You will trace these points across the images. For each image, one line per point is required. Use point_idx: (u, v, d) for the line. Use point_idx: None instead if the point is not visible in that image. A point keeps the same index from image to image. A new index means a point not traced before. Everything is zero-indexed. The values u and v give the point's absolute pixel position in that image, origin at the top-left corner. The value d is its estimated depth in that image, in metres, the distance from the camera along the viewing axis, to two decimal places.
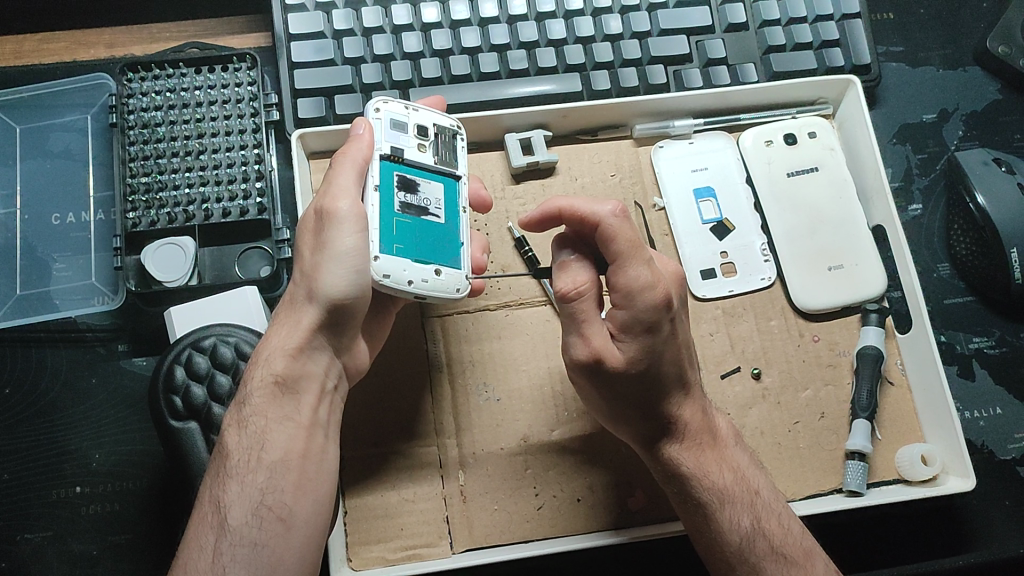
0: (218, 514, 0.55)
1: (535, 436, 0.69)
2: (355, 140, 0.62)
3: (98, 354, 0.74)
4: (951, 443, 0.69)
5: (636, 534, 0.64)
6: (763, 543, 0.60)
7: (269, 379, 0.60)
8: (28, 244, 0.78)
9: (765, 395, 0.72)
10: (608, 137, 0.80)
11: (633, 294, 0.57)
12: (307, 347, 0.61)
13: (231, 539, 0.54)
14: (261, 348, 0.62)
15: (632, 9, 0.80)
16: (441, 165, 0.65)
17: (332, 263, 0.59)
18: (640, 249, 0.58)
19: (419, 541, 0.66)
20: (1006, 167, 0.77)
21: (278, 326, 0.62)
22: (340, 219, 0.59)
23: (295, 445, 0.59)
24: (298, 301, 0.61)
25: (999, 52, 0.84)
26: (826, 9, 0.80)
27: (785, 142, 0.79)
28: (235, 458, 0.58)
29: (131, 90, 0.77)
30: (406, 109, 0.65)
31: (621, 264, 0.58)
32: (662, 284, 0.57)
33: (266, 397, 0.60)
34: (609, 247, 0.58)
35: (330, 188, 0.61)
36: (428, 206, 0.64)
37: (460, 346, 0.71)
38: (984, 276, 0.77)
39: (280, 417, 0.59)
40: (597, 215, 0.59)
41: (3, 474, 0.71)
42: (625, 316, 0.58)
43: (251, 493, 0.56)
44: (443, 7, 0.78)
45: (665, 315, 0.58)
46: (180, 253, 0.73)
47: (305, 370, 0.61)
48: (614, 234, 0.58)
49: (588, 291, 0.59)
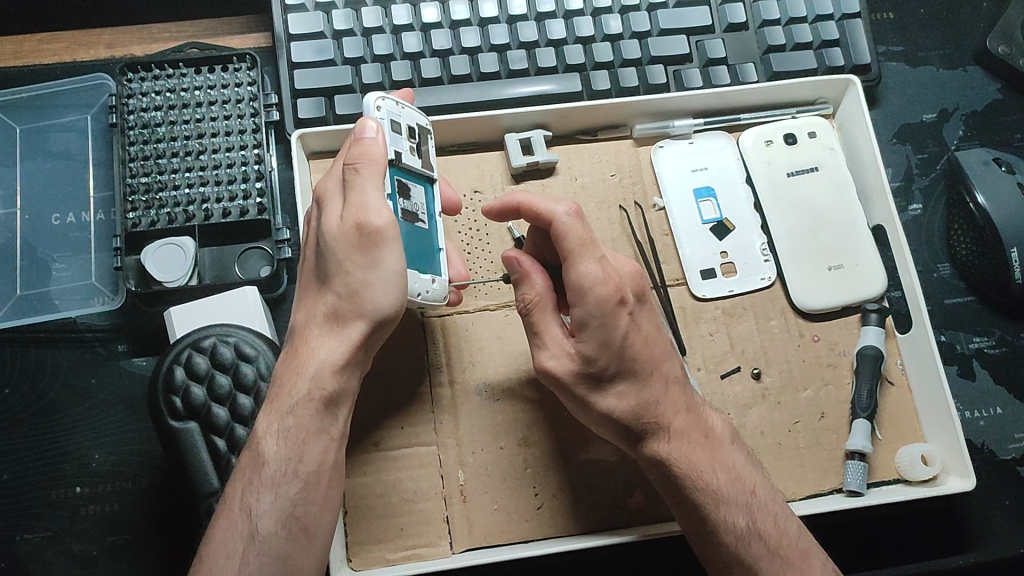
0: (250, 523, 0.55)
1: (535, 436, 0.69)
2: (371, 144, 0.61)
3: (97, 354, 0.74)
4: (951, 443, 0.69)
5: (641, 533, 0.64)
6: (763, 543, 0.60)
7: (317, 395, 0.58)
8: (27, 244, 0.78)
9: (765, 395, 0.72)
10: (608, 137, 0.80)
11: (584, 289, 0.59)
12: (352, 363, 0.60)
13: (260, 548, 0.55)
14: (300, 361, 0.59)
15: (632, 9, 0.80)
16: (426, 171, 0.67)
17: (383, 282, 0.59)
18: (590, 248, 0.61)
19: (419, 541, 0.66)
20: (1006, 167, 0.77)
21: (321, 337, 0.60)
22: (389, 239, 0.58)
23: (329, 457, 0.59)
24: (342, 315, 0.59)
25: (999, 52, 0.84)
26: (826, 9, 0.80)
27: (785, 142, 0.79)
28: (273, 467, 0.57)
29: (131, 90, 0.77)
30: (398, 106, 0.66)
31: (571, 260, 0.61)
32: (613, 280, 0.60)
33: (313, 413, 0.58)
34: (560, 244, 0.62)
35: (367, 203, 0.59)
36: (418, 213, 0.65)
37: (460, 346, 0.72)
38: (985, 276, 0.77)
39: (318, 431, 0.58)
40: (551, 214, 0.63)
41: (3, 474, 0.71)
42: (578, 313, 0.60)
43: (284, 503, 0.56)
44: (443, 8, 0.78)
45: (620, 308, 0.60)
46: (180, 254, 0.73)
47: (347, 385, 0.60)
48: (566, 231, 0.62)
49: (543, 300, 0.63)
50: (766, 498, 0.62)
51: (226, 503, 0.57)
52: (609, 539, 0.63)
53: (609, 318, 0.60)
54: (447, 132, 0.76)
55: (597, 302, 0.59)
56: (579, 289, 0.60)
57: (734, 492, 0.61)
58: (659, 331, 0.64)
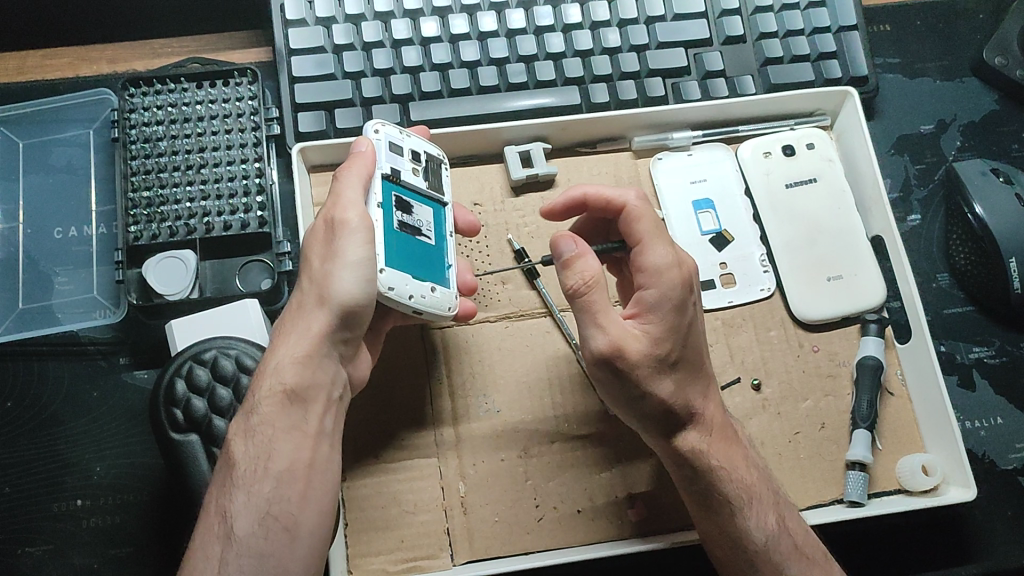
0: (225, 525, 0.55)
1: (534, 447, 0.69)
2: (357, 156, 0.62)
3: (99, 366, 0.74)
4: (953, 455, 0.69)
5: (665, 541, 0.64)
6: (784, 544, 0.60)
7: (278, 389, 0.59)
8: (29, 258, 0.78)
9: (765, 405, 0.72)
10: (607, 150, 0.81)
11: (658, 270, 0.61)
12: (317, 355, 0.60)
13: (237, 549, 0.54)
14: (268, 359, 0.61)
15: (630, 23, 0.80)
16: (432, 192, 0.67)
17: (343, 271, 0.59)
18: (662, 233, 0.63)
19: (418, 553, 0.66)
20: (1003, 178, 0.77)
21: (286, 334, 0.61)
22: (351, 229, 0.60)
23: (301, 454, 0.58)
24: (307, 305, 0.61)
25: (996, 63, 0.85)
26: (823, 22, 0.81)
27: (783, 154, 0.80)
28: (243, 468, 0.57)
29: (132, 105, 0.77)
30: (401, 133, 0.67)
31: (646, 241, 0.63)
32: (684, 266, 0.62)
33: (277, 407, 0.58)
34: (632, 229, 0.64)
35: (340, 199, 0.61)
36: (420, 228, 0.65)
37: (460, 357, 0.72)
38: (984, 286, 0.77)
39: (287, 428, 0.58)
40: (622, 203, 0.66)
41: (4, 487, 0.71)
42: (652, 293, 0.60)
43: (258, 502, 0.56)
44: (442, 22, 0.79)
45: (687, 295, 0.61)
46: (181, 267, 0.73)
47: (314, 380, 0.60)
48: (639, 214, 0.64)
49: (597, 282, 0.60)
50: (773, 502, 0.62)
51: (204, 508, 0.57)
52: (632, 547, 0.64)
53: (674, 306, 0.60)
54: (447, 145, 0.76)
55: (666, 286, 0.60)
56: (650, 272, 0.61)
57: (741, 495, 0.61)
58: (700, 323, 0.64)
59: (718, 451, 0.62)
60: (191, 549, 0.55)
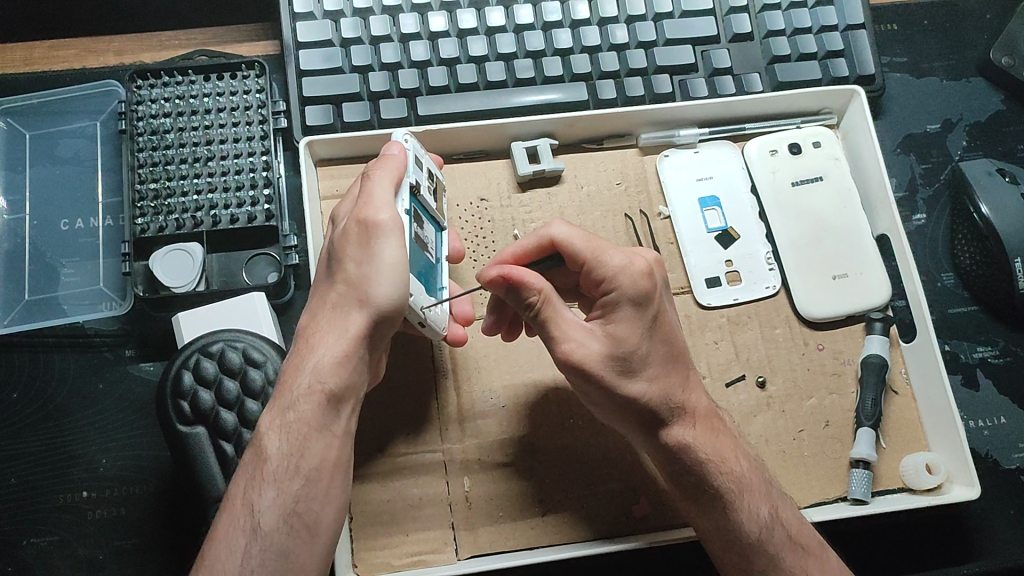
0: (252, 518, 0.55)
1: (540, 442, 0.69)
2: (390, 158, 0.63)
3: (105, 358, 0.75)
4: (956, 453, 0.69)
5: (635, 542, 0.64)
6: (778, 545, 0.60)
7: (318, 389, 0.58)
8: (36, 249, 0.78)
9: (770, 402, 0.72)
10: (613, 146, 0.81)
11: (616, 273, 0.61)
12: (353, 359, 0.60)
13: (262, 543, 0.54)
14: (302, 357, 0.60)
15: (638, 19, 0.80)
16: (438, 213, 0.69)
17: (380, 274, 0.59)
18: (602, 244, 0.63)
19: (424, 548, 0.66)
20: (1009, 178, 0.78)
21: (323, 334, 0.60)
22: (386, 231, 0.60)
23: (330, 454, 0.58)
24: (345, 307, 0.60)
25: (1003, 63, 0.85)
26: (830, 20, 0.81)
27: (790, 152, 0.80)
28: (274, 463, 0.57)
29: (140, 97, 0.77)
30: (422, 151, 0.68)
31: (591, 257, 0.62)
32: (640, 260, 0.61)
33: (315, 408, 0.58)
34: (573, 255, 0.63)
35: (374, 199, 0.61)
36: (427, 245, 0.66)
37: (466, 353, 0.72)
38: (989, 287, 0.78)
39: (321, 429, 0.58)
40: (548, 238, 0.64)
41: (9, 479, 0.71)
42: (615, 295, 0.61)
43: (285, 499, 0.56)
44: (451, 17, 0.79)
45: (652, 287, 0.61)
46: (188, 260, 0.73)
47: (350, 381, 0.60)
48: (570, 239, 0.63)
49: (545, 300, 0.59)
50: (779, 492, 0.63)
51: (228, 498, 0.57)
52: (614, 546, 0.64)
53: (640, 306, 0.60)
54: (454, 140, 0.76)
55: (631, 286, 0.60)
56: (608, 276, 0.61)
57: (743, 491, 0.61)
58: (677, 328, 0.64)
59: (724, 443, 0.62)
60: (211, 541, 0.55)
